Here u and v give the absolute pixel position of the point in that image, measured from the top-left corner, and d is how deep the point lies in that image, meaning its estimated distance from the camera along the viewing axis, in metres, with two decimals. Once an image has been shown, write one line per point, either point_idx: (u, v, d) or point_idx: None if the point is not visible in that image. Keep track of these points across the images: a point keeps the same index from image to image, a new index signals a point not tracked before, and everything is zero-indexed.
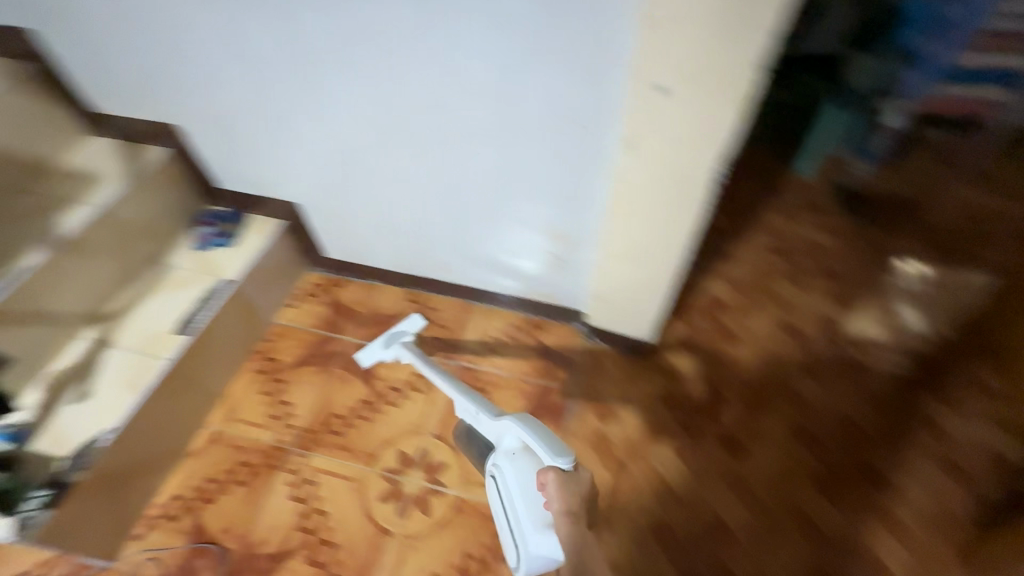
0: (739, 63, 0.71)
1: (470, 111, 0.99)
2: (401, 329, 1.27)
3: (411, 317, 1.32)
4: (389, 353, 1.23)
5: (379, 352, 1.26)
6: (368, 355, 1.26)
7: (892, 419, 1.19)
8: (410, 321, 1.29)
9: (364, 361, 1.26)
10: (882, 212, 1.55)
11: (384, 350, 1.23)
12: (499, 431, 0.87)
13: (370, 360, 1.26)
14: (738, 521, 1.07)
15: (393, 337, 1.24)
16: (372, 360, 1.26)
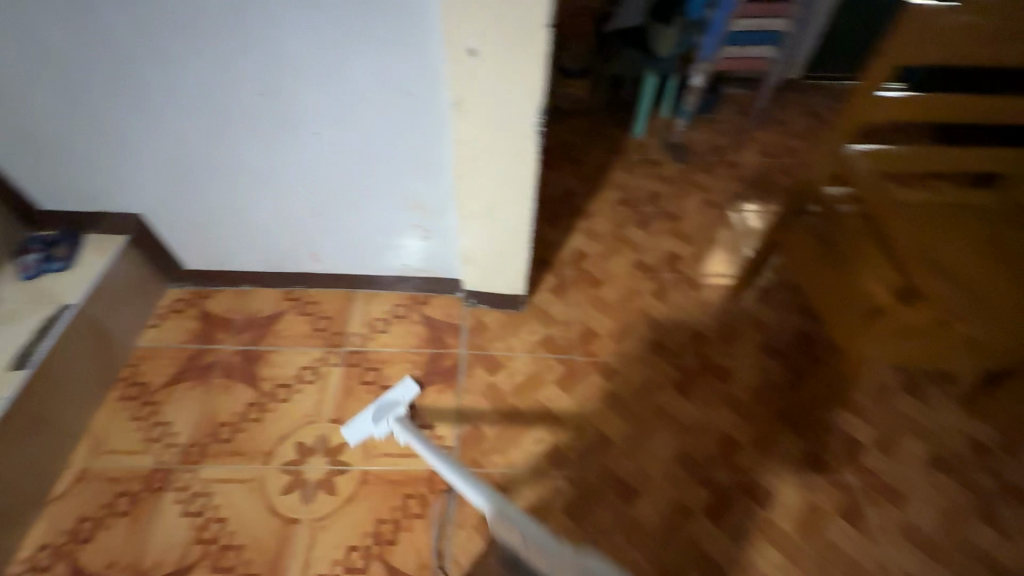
0: (533, 18, 0.79)
1: (300, 91, 0.98)
2: (390, 400, 1.20)
3: (405, 386, 1.24)
4: (384, 430, 1.15)
5: (369, 427, 1.16)
6: (357, 432, 1.15)
7: (727, 322, 1.45)
8: (400, 392, 1.23)
9: (352, 440, 1.15)
10: (702, 158, 1.97)
11: (375, 425, 1.16)
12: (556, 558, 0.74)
13: (358, 438, 1.15)
14: (619, 432, 1.22)
15: (382, 413, 1.17)
16: (361, 437, 1.15)
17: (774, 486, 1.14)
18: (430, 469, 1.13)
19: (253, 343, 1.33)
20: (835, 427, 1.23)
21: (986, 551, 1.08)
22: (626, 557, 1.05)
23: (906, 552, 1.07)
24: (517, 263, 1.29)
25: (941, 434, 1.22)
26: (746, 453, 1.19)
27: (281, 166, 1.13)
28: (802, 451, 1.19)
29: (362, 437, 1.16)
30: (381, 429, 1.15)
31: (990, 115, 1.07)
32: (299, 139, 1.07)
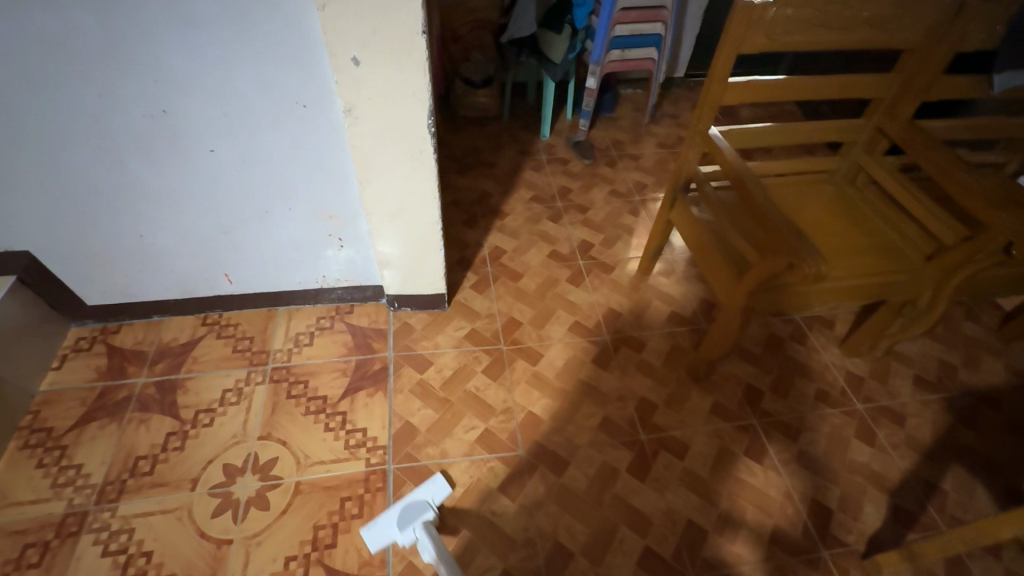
0: (407, 26, 0.86)
1: (190, 110, 0.99)
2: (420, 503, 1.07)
3: (434, 485, 1.10)
4: (410, 537, 1.03)
5: (394, 533, 1.04)
6: (379, 537, 1.04)
7: (637, 298, 1.57)
8: (430, 491, 1.10)
9: (374, 545, 1.03)
10: (605, 153, 2.12)
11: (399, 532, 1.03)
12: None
13: (381, 544, 1.03)
14: (547, 410, 1.29)
15: (408, 520, 1.03)
16: (384, 543, 1.04)
17: (687, 438, 1.26)
18: (366, 469, 1.14)
19: (169, 372, 1.29)
20: (737, 379, 1.39)
21: (866, 466, 1.24)
22: (562, 523, 1.11)
23: (803, 477, 1.22)
24: (434, 263, 1.34)
25: (820, 371, 1.42)
26: (661, 412, 1.31)
27: (180, 186, 1.12)
28: (709, 403, 1.33)
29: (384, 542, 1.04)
30: (408, 536, 1.03)
31: (822, 92, 1.24)
32: (195, 157, 1.07)
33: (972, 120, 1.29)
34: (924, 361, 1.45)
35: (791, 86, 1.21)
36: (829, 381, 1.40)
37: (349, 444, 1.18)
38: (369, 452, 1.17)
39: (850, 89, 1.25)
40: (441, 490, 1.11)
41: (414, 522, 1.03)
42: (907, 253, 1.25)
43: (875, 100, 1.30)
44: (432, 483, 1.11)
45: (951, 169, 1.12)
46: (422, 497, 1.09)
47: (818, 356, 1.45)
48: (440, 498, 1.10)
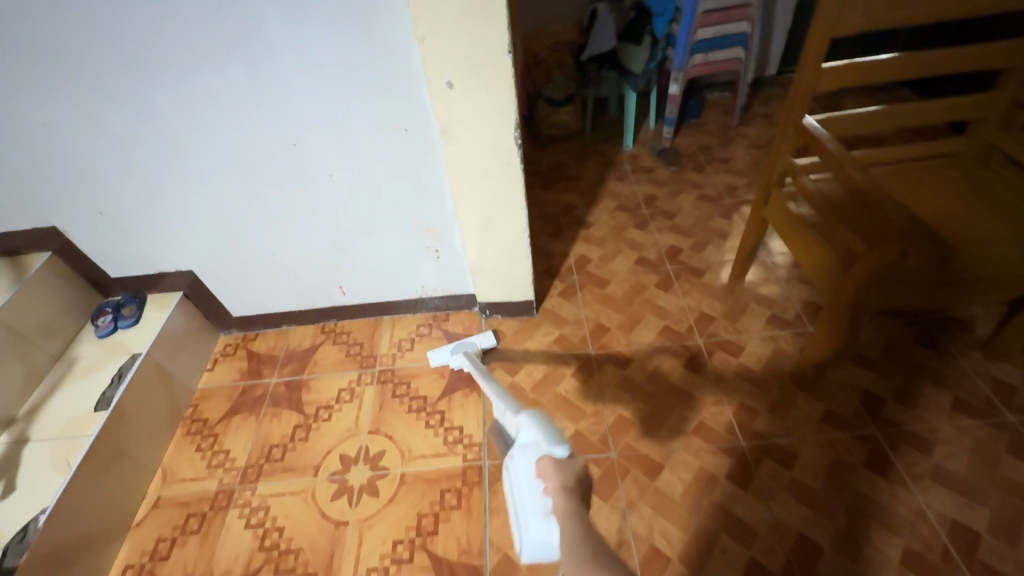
0: (495, 50, 0.94)
1: (315, 141, 1.16)
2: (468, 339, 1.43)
3: (484, 333, 1.45)
4: (455, 360, 1.39)
5: (447, 357, 1.42)
6: (438, 358, 1.42)
7: (732, 302, 1.51)
8: (479, 335, 1.45)
9: (433, 361, 1.42)
10: (692, 158, 2.08)
11: (451, 355, 1.40)
12: (516, 427, 0.82)
13: (437, 362, 1.41)
14: (637, 413, 1.28)
15: (458, 347, 1.41)
16: (439, 361, 1.42)
17: (794, 447, 1.18)
18: (463, 464, 1.21)
19: (295, 373, 1.47)
20: (851, 385, 1.27)
21: (1022, 487, 1.07)
22: (657, 527, 1.09)
23: (939, 496, 1.08)
24: (523, 270, 1.40)
25: (957, 379, 1.25)
26: (764, 419, 1.23)
27: (305, 207, 1.30)
28: (819, 410, 1.23)
29: (440, 363, 1.42)
30: (456, 358, 1.39)
31: (938, 68, 1.14)
32: (317, 181, 1.24)
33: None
34: None
35: (902, 65, 1.12)
36: (970, 390, 1.23)
37: (447, 440, 1.26)
38: (466, 448, 1.24)
39: (975, 62, 1.13)
40: (487, 340, 1.45)
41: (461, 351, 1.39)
42: None
43: (1005, 70, 1.16)
44: (483, 333, 1.47)
45: None
46: (473, 339, 1.45)
47: (955, 362, 1.28)
48: (486, 344, 1.44)
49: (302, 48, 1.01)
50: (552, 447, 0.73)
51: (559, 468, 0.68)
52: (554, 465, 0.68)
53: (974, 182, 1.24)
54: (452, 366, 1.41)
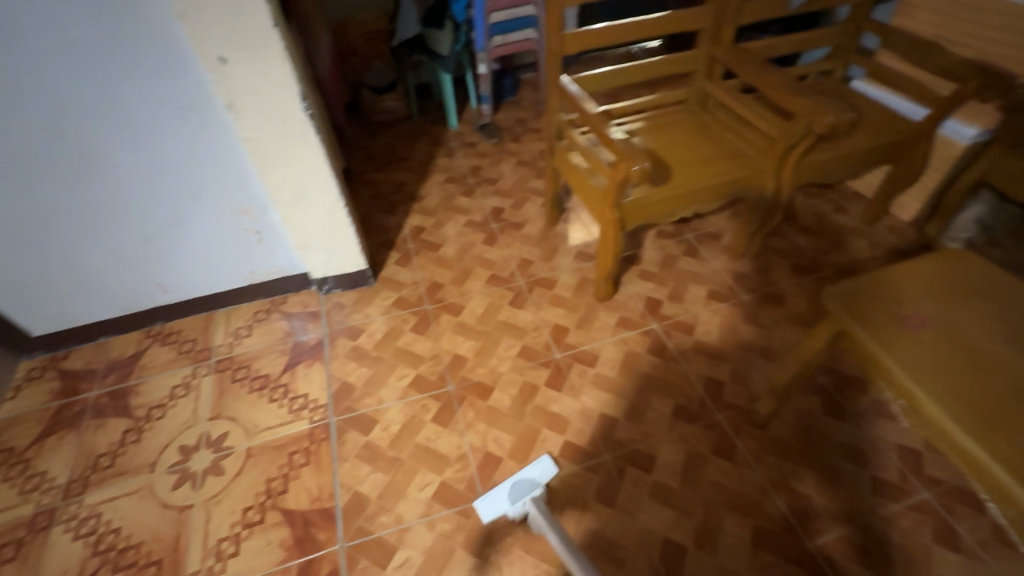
0: (262, 24, 1.01)
1: (89, 129, 1.10)
2: (530, 482, 1.03)
3: (544, 462, 1.07)
4: (523, 516, 1.00)
5: (502, 507, 1.02)
6: (490, 511, 1.01)
7: (547, 246, 1.74)
8: (538, 468, 1.06)
9: (485, 518, 1.01)
10: (510, 130, 2.31)
11: (512, 509, 1.01)
12: None
13: (491, 518, 1.01)
14: (471, 349, 1.44)
15: (520, 494, 1.02)
16: (494, 516, 1.02)
17: (597, 350, 1.42)
18: (310, 426, 1.27)
19: (120, 381, 1.39)
20: (638, 294, 1.55)
21: (752, 342, 1.40)
22: (490, 436, 1.25)
23: (700, 362, 1.37)
24: (350, 241, 1.48)
25: (711, 275, 1.59)
26: (573, 333, 1.46)
27: (96, 204, 1.23)
28: (615, 318, 1.49)
29: (495, 517, 1.02)
30: (519, 511, 1.01)
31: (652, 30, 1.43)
32: (104, 174, 1.18)
33: (773, 41, 1.56)
34: (798, 252, 1.65)
35: (624, 31, 1.41)
36: (720, 282, 1.58)
37: (292, 408, 1.30)
38: (312, 412, 1.29)
39: (677, 24, 1.45)
40: (548, 468, 1.07)
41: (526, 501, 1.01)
42: (749, 155, 1.45)
43: (700, 31, 1.49)
44: (541, 462, 1.07)
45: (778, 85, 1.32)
46: (529, 474, 1.05)
47: (709, 263, 1.63)
48: (548, 475, 1.06)
49: (47, 29, 0.96)
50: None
51: None
52: None
53: (696, 121, 1.59)
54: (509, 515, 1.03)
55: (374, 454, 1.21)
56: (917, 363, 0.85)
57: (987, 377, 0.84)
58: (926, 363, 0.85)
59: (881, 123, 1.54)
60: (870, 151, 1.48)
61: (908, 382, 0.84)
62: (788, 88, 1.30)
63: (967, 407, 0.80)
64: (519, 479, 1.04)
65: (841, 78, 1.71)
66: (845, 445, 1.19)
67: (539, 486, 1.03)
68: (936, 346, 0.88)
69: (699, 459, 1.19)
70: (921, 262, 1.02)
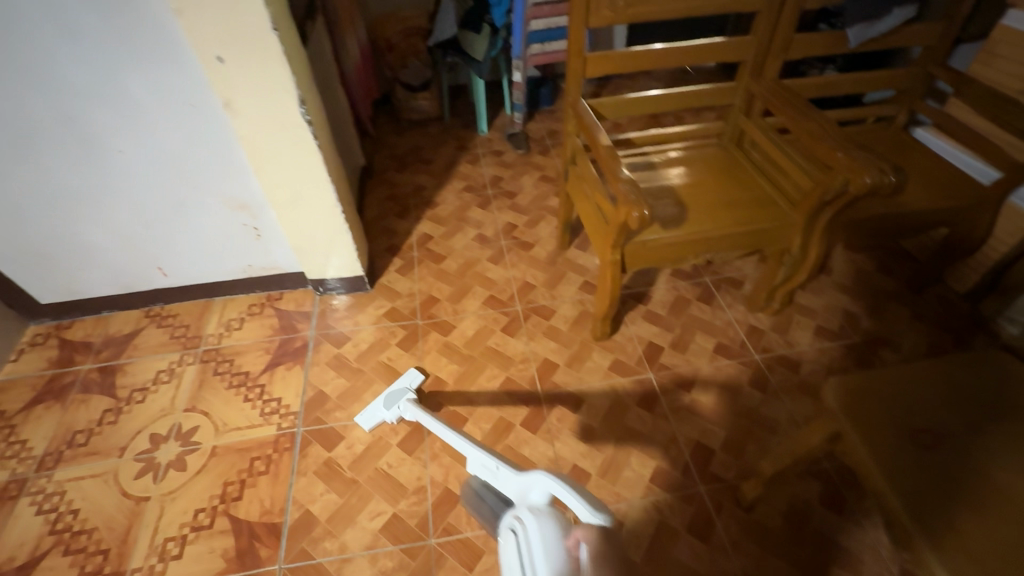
0: (261, 28, 0.99)
1: (94, 113, 1.12)
2: (400, 387, 1.29)
3: (407, 374, 1.34)
4: (394, 412, 1.24)
5: (380, 413, 1.26)
6: (370, 419, 1.26)
7: (553, 271, 1.65)
8: (406, 379, 1.33)
9: (366, 424, 1.25)
10: (539, 142, 2.22)
11: (386, 410, 1.25)
12: (525, 487, 0.71)
13: (371, 424, 1.25)
14: (452, 373, 1.39)
15: (391, 398, 1.27)
16: (375, 422, 1.25)
17: (582, 393, 1.33)
18: (276, 432, 1.25)
19: (111, 359, 1.42)
20: (639, 338, 1.45)
21: (752, 410, 1.28)
22: (453, 472, 1.19)
23: (691, 423, 1.27)
24: (346, 246, 1.45)
25: (722, 327, 1.47)
26: (561, 371, 1.38)
27: (99, 186, 1.25)
28: (608, 360, 1.40)
29: (375, 422, 1.25)
30: (391, 411, 1.24)
31: (688, 57, 1.31)
32: (107, 158, 1.20)
33: (829, 77, 1.40)
34: (827, 313, 1.49)
35: (655, 56, 1.29)
36: (730, 335, 1.45)
37: (264, 411, 1.29)
38: (282, 418, 1.28)
39: (717, 53, 1.32)
40: (414, 378, 1.35)
41: (395, 399, 1.25)
42: (779, 204, 1.32)
43: (743, 63, 1.36)
44: (407, 374, 1.35)
45: (819, 134, 1.19)
46: (400, 385, 1.32)
47: (723, 313, 1.51)
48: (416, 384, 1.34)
49: (54, 16, 0.98)
50: (590, 515, 0.60)
51: (596, 545, 0.57)
52: (595, 538, 0.57)
53: (728, 158, 1.46)
54: (387, 421, 1.26)
55: (333, 473, 1.18)
56: (912, 487, 0.76)
57: (982, 503, 0.75)
58: (924, 489, 0.76)
59: (941, 181, 1.36)
60: (922, 213, 1.31)
61: (897, 506, 0.75)
62: (830, 139, 1.17)
63: (949, 536, 0.72)
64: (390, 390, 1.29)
65: (902, 125, 1.54)
66: (837, 545, 1.06)
67: (407, 389, 1.29)
68: (941, 471, 0.78)
69: (670, 534, 1.09)
70: (951, 366, 0.89)
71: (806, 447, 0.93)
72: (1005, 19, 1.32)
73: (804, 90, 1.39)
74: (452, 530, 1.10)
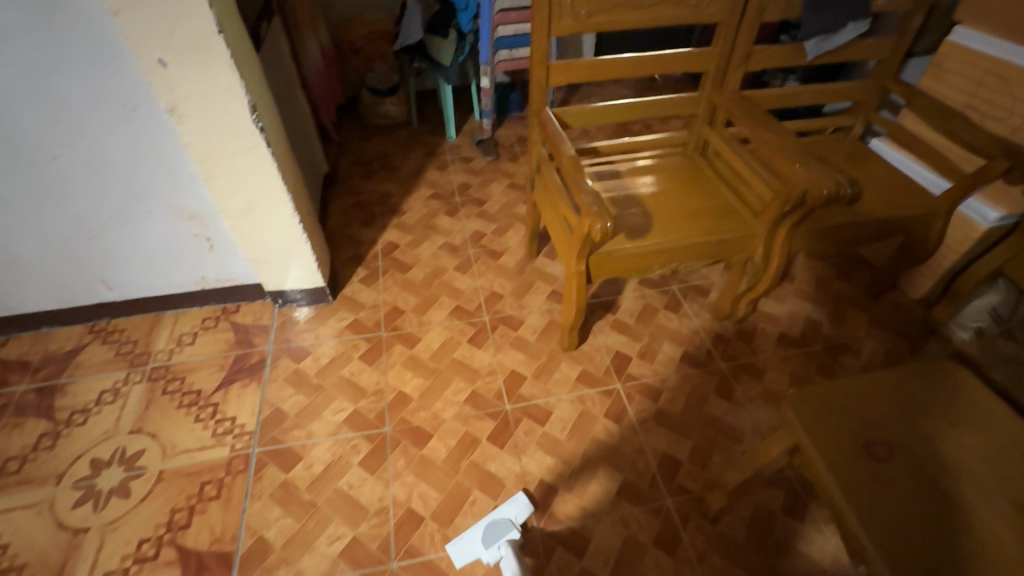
0: (207, 32, 0.94)
1: (25, 118, 1.05)
2: (504, 518, 1.06)
3: (517, 503, 1.10)
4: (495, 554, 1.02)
5: (477, 549, 1.04)
6: (463, 553, 1.04)
7: (521, 280, 1.63)
8: (513, 508, 1.09)
9: (458, 561, 1.04)
10: (508, 148, 2.21)
11: (484, 549, 1.03)
12: None
13: (465, 560, 1.04)
14: (417, 388, 1.35)
15: (492, 533, 1.04)
16: (469, 559, 1.04)
17: (550, 405, 1.31)
18: (229, 454, 1.19)
19: (50, 378, 1.33)
20: (607, 348, 1.44)
21: (718, 419, 1.29)
22: (416, 491, 1.15)
23: (657, 434, 1.26)
24: (305, 256, 1.39)
25: (688, 335, 1.47)
26: (529, 383, 1.36)
27: (32, 195, 1.17)
28: (576, 371, 1.38)
29: (469, 559, 1.04)
30: (491, 552, 1.02)
31: (651, 67, 1.32)
32: (41, 166, 1.13)
33: (789, 88, 1.42)
34: (790, 320, 1.52)
35: (619, 65, 1.29)
36: (697, 344, 1.45)
37: (216, 432, 1.23)
38: (235, 439, 1.22)
39: (680, 63, 1.33)
40: (523, 508, 1.10)
41: (498, 539, 1.03)
42: (742, 214, 1.33)
43: (705, 73, 1.37)
44: (515, 501, 1.11)
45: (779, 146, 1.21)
46: (505, 514, 1.09)
47: (689, 321, 1.51)
48: (522, 517, 1.09)
49: None
50: None
51: None
52: None
53: (693, 168, 1.47)
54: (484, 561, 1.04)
55: (289, 496, 1.13)
56: (867, 499, 0.76)
57: (935, 517, 0.75)
58: (878, 502, 0.76)
59: (896, 191, 1.40)
60: (877, 222, 1.34)
61: (852, 518, 0.75)
62: (789, 151, 1.19)
63: (902, 548, 0.72)
64: (493, 520, 1.07)
65: (858, 136, 1.58)
66: (800, 554, 1.07)
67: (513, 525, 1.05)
68: (894, 482, 0.78)
69: (637, 548, 1.08)
70: (907, 380, 0.91)
71: (768, 459, 0.93)
72: (953, 35, 1.36)
73: (764, 101, 1.41)
74: (414, 552, 1.06)
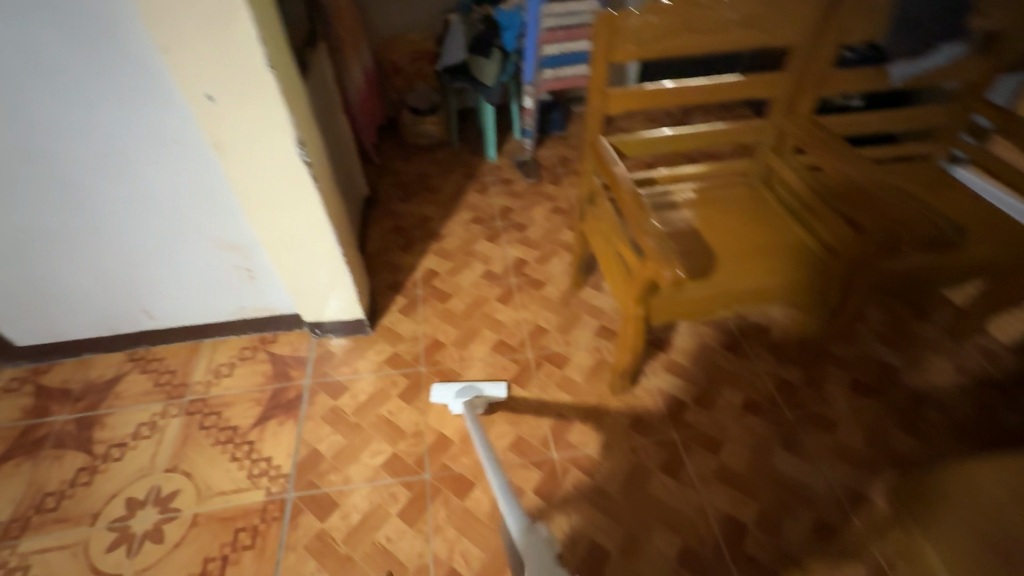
0: (255, 67, 0.90)
1: (74, 154, 1.04)
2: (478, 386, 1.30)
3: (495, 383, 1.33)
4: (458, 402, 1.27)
5: (449, 397, 1.31)
6: (439, 395, 1.31)
7: (566, 313, 1.55)
8: (490, 386, 1.33)
9: (433, 398, 1.31)
10: (549, 169, 2.14)
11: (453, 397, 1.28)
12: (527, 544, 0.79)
13: (437, 400, 1.31)
14: (458, 430, 1.27)
15: (465, 391, 1.28)
16: (440, 400, 1.31)
17: (600, 455, 1.22)
18: (264, 499, 1.14)
19: (89, 409, 1.32)
20: (660, 392, 1.34)
21: (787, 477, 1.17)
22: (457, 547, 1.08)
23: (719, 493, 1.15)
24: (346, 288, 1.35)
25: (750, 379, 1.36)
26: (577, 429, 1.27)
27: (77, 226, 1.16)
28: (628, 418, 1.29)
29: (440, 401, 1.31)
30: (456, 402, 1.27)
31: (716, 94, 1.22)
32: (85, 197, 1.11)
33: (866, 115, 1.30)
34: (863, 364, 1.38)
35: (681, 92, 1.20)
36: (759, 390, 1.34)
37: (252, 473, 1.18)
38: (271, 481, 1.17)
39: (749, 89, 1.23)
40: (497, 391, 1.33)
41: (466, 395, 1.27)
42: (813, 252, 1.22)
43: (772, 101, 1.27)
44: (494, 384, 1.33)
45: None
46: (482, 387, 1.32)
47: (750, 363, 1.39)
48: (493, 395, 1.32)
49: (30, 52, 0.90)
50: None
51: None
52: None
53: (757, 199, 1.37)
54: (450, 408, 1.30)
55: (325, 549, 1.07)
56: None
57: None
58: None
59: (987, 228, 1.26)
60: (968, 263, 1.20)
61: None
62: None
63: None
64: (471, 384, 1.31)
65: (940, 164, 1.44)
66: None
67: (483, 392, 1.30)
68: None
69: None
70: None
71: None
72: None
73: (837, 128, 1.30)
74: None
